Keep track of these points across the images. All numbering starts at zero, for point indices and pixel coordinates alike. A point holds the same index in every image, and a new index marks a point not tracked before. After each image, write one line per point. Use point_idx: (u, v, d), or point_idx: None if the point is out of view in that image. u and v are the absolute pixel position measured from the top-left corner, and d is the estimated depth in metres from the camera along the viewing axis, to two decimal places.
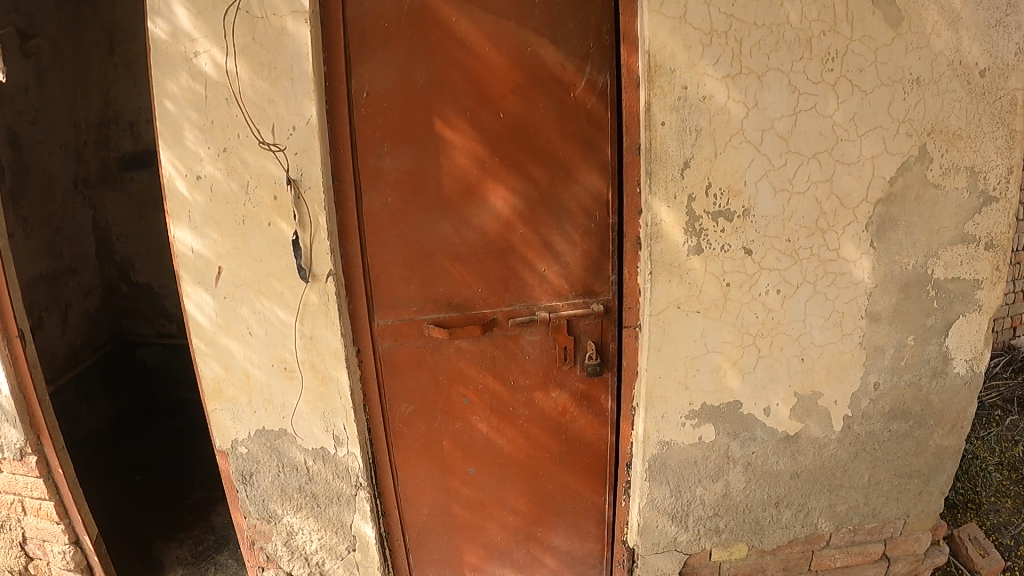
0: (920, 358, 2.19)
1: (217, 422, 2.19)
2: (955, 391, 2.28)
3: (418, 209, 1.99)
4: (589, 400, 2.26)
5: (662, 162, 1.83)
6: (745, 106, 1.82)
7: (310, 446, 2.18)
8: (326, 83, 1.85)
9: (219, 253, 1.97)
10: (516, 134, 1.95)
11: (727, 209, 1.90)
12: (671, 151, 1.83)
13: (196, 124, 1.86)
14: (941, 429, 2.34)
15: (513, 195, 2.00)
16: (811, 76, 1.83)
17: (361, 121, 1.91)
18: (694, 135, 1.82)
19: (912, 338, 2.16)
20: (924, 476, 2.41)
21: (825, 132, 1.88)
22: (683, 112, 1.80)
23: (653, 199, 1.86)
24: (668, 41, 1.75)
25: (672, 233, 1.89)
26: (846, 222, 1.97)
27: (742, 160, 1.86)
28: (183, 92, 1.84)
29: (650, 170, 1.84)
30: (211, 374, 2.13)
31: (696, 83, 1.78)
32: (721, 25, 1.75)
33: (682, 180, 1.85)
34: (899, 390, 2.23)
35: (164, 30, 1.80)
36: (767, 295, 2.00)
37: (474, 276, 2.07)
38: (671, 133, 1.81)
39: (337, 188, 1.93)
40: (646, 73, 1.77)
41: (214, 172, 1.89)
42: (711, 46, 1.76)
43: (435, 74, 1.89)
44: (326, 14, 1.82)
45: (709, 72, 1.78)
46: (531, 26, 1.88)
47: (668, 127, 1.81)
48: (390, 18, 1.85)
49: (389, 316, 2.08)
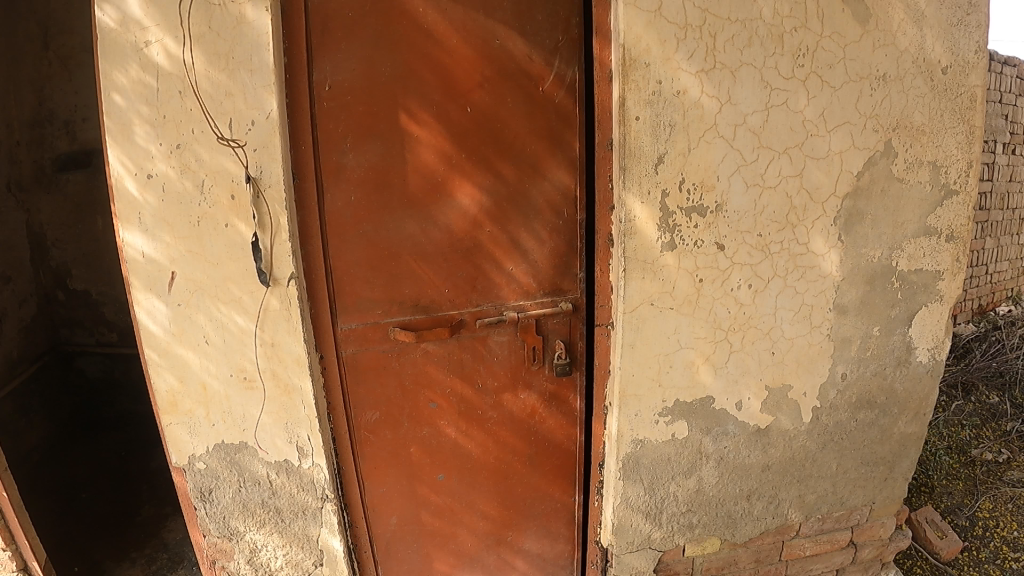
0: (885, 348, 2.23)
1: (172, 436, 2.09)
2: (918, 379, 2.33)
3: (383, 208, 1.92)
4: (558, 400, 2.27)
5: (636, 157, 1.77)
6: (719, 101, 1.79)
7: (273, 459, 2.11)
8: (287, 77, 1.78)
9: (172, 257, 1.88)
10: (484, 130, 1.90)
11: (701, 204, 1.85)
12: (645, 146, 1.76)
13: (147, 119, 1.77)
14: (905, 416, 2.39)
15: (480, 191, 1.95)
16: (782, 71, 1.81)
17: (323, 116, 1.83)
18: (668, 130, 1.77)
19: (878, 329, 2.19)
20: (888, 463, 2.45)
21: (796, 127, 1.86)
22: (657, 107, 1.74)
23: (627, 195, 1.79)
24: (644, 34, 1.68)
25: (646, 229, 1.83)
26: (815, 216, 1.96)
27: (715, 155, 1.82)
28: (133, 85, 1.74)
29: (624, 166, 1.77)
30: (166, 386, 2.02)
31: (671, 77, 1.73)
32: (696, 20, 1.71)
33: (656, 174, 1.79)
34: (866, 380, 2.26)
35: (112, 18, 1.71)
36: (739, 290, 1.98)
37: (441, 277, 2.01)
38: (646, 127, 1.75)
39: (298, 186, 1.85)
40: (620, 66, 1.70)
41: (167, 171, 1.80)
42: (686, 40, 1.71)
43: (401, 68, 1.83)
44: (287, 3, 1.74)
45: (684, 67, 1.73)
46: (500, 18, 1.83)
47: (642, 122, 1.75)
48: (355, 9, 1.78)
49: (353, 320, 2.01)
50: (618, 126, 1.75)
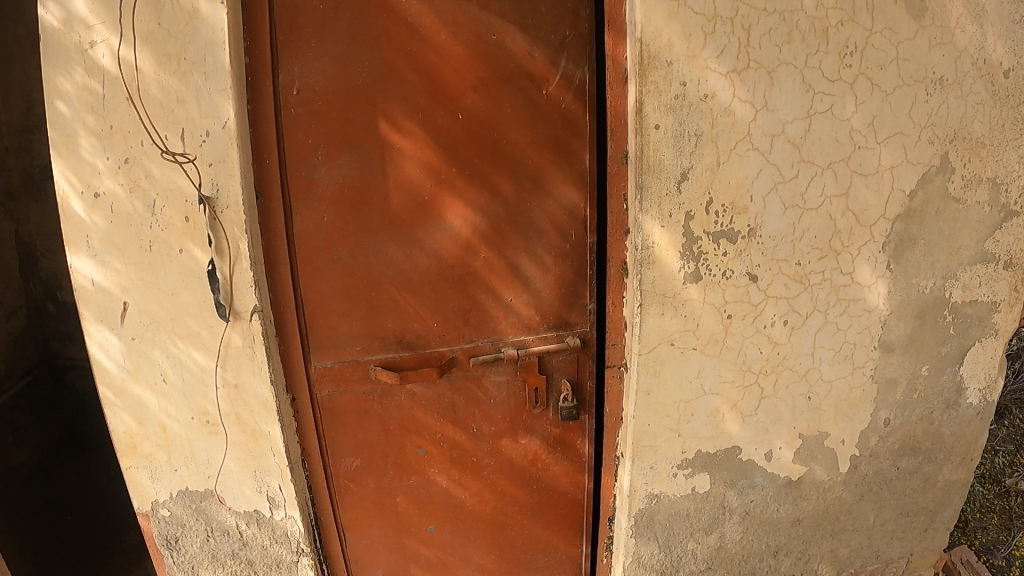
0: (933, 389, 1.96)
1: (133, 479, 1.87)
2: (967, 423, 2.06)
3: (361, 232, 1.63)
4: (564, 445, 1.99)
5: (655, 173, 1.50)
6: (753, 107, 1.52)
7: (241, 508, 1.87)
8: (247, 79, 1.51)
9: (123, 286, 1.66)
10: (478, 140, 1.60)
11: (731, 228, 1.58)
12: (666, 161, 1.50)
13: (92, 130, 1.56)
14: (951, 462, 2.11)
15: (474, 210, 1.65)
16: (827, 72, 1.54)
17: (291, 124, 1.56)
18: (693, 141, 1.50)
19: (927, 368, 1.92)
20: (930, 512, 2.17)
21: (842, 138, 1.60)
22: (681, 113, 1.48)
23: (644, 218, 1.52)
24: (665, 27, 1.43)
25: (667, 258, 1.56)
26: (861, 241, 1.70)
27: (748, 170, 1.55)
28: (77, 91, 1.55)
29: (641, 184, 1.50)
30: (123, 428, 1.81)
31: (697, 79, 1.47)
32: (726, 10, 1.45)
33: (679, 194, 1.53)
34: (910, 425, 1.99)
35: (56, 16, 1.52)
36: (773, 327, 1.71)
37: (429, 309, 1.71)
38: (667, 138, 1.49)
39: (263, 207, 1.58)
40: (636, 66, 1.44)
41: (115, 188, 1.59)
42: (715, 34, 1.45)
43: (381, 68, 1.54)
44: None
45: (712, 65, 1.47)
46: (496, 9, 1.55)
47: (663, 131, 1.49)
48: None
49: (329, 358, 1.74)
50: (634, 137, 1.49)
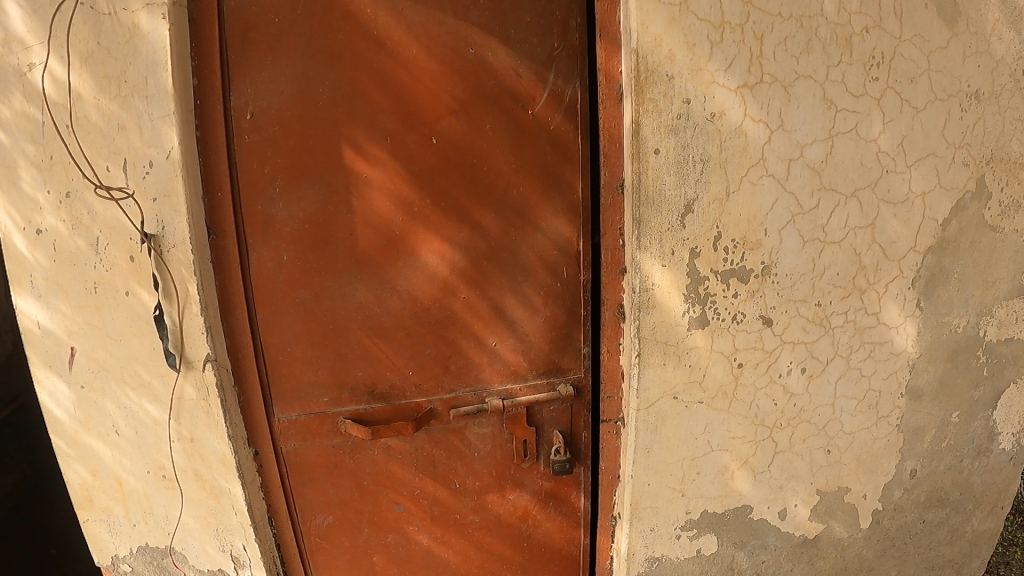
0: (964, 437, 1.78)
1: (91, 534, 1.74)
2: (998, 470, 1.88)
3: (324, 272, 1.43)
4: (557, 500, 1.77)
5: (655, 205, 1.27)
6: (768, 127, 1.29)
7: (205, 567, 1.68)
8: (195, 103, 1.33)
9: (70, 330, 1.52)
10: (455, 168, 1.41)
11: (743, 267, 1.35)
12: (667, 190, 1.27)
13: (33, 160, 1.43)
14: (980, 512, 1.92)
15: (452, 246, 1.45)
16: (851, 86, 1.37)
17: (245, 152, 1.37)
18: (698, 168, 1.27)
19: (957, 415, 1.74)
20: (956, 565, 1.97)
21: (868, 162, 1.42)
22: (683, 135, 1.25)
23: (642, 255, 1.29)
24: (665, 36, 1.21)
25: (669, 301, 1.32)
26: (888, 277, 1.52)
27: (762, 200, 1.32)
28: (16, 118, 1.41)
29: (637, 217, 1.27)
30: (78, 479, 1.68)
31: (702, 95, 1.24)
32: (736, 16, 1.23)
33: (683, 229, 1.29)
34: (938, 475, 1.80)
35: None
36: (790, 375, 1.54)
37: (403, 356, 1.51)
38: (668, 164, 1.26)
39: (215, 245, 1.39)
40: (632, 81, 1.21)
41: (58, 225, 1.44)
42: (723, 43, 1.23)
43: (344, 87, 1.36)
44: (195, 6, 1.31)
45: (720, 80, 1.24)
46: (474, 20, 1.37)
47: (663, 156, 1.26)
48: (283, 11, 1.34)
49: (293, 410, 1.54)
50: (631, 164, 1.26)
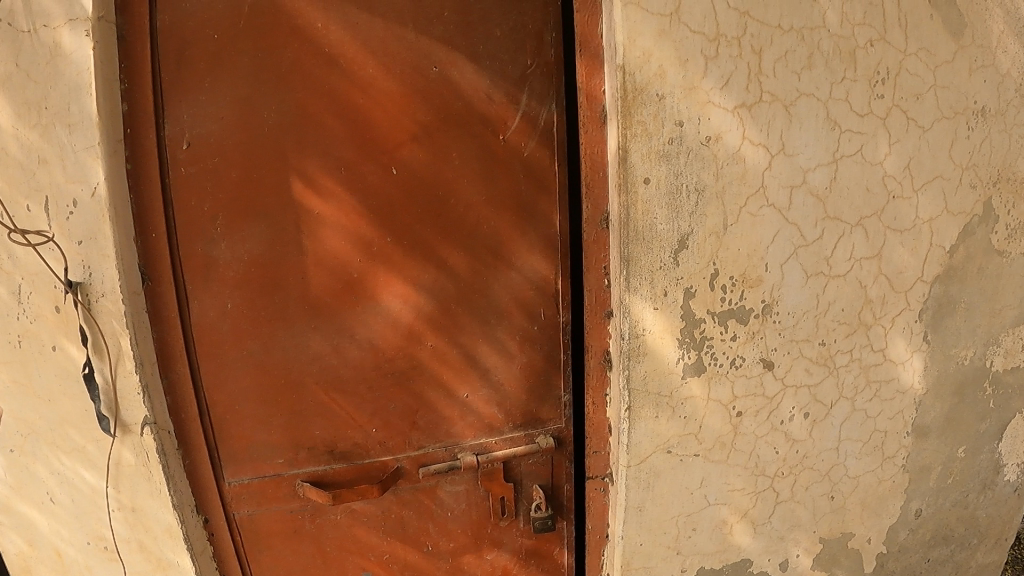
0: (969, 472, 1.65)
1: None
2: (1004, 502, 1.75)
3: (274, 321, 1.27)
4: (539, 557, 1.60)
5: (645, 242, 1.10)
6: (768, 151, 1.13)
7: None
8: (126, 131, 1.15)
9: None
10: (419, 201, 1.26)
11: (741, 306, 1.20)
12: (660, 226, 1.09)
13: None
14: (985, 545, 1.79)
15: (417, 289, 1.30)
16: (857, 105, 1.24)
17: (182, 186, 1.20)
18: (693, 199, 1.10)
19: (963, 450, 1.61)
20: None
21: (874, 187, 1.29)
22: (677, 162, 1.08)
23: (633, 298, 1.12)
24: (655, 50, 1.04)
25: (663, 347, 1.17)
26: (896, 310, 1.39)
27: (762, 232, 1.17)
28: None
29: (627, 255, 1.10)
30: (15, 548, 1.52)
31: (697, 117, 1.08)
32: (732, 28, 1.07)
33: (678, 267, 1.12)
34: (943, 513, 1.66)
35: None
36: (792, 421, 1.41)
37: (365, 411, 1.35)
38: (659, 196, 1.09)
39: (151, 292, 1.21)
40: (619, 102, 1.04)
41: None
42: (719, 59, 1.07)
43: (291, 111, 1.20)
44: (127, 22, 1.13)
45: (716, 100, 1.08)
46: (439, 34, 1.22)
47: (655, 186, 1.08)
48: (222, 25, 1.17)
49: (244, 473, 1.36)
50: (618, 196, 1.08)
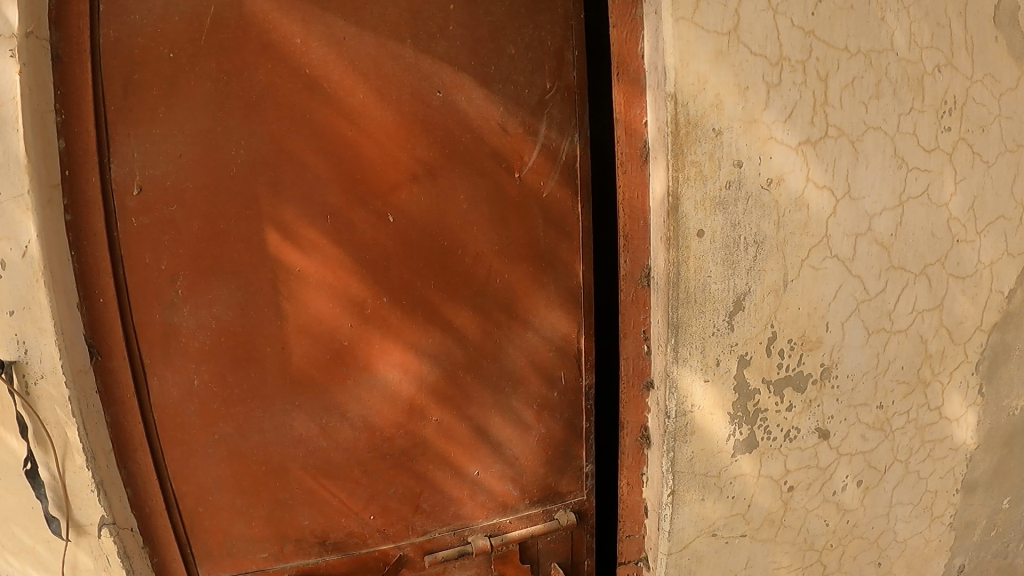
0: (1012, 523, 1.49)
1: None
2: None
3: (249, 399, 1.08)
4: None
5: (697, 305, 0.93)
6: (833, 195, 0.98)
7: None
8: (64, 174, 0.97)
9: None
10: (419, 254, 1.08)
11: (800, 373, 1.04)
12: (714, 285, 0.92)
13: None
14: None
15: (417, 354, 1.12)
16: (922, 139, 1.08)
17: (133, 240, 1.01)
18: (751, 253, 0.94)
19: (1008, 501, 1.44)
20: None
21: (939, 232, 1.13)
22: (733, 211, 0.91)
23: (682, 370, 0.95)
24: (711, 76, 0.87)
25: (711, 424, 1.00)
26: (954, 364, 1.23)
27: (825, 288, 1.01)
28: None
29: (676, 321, 0.92)
30: None
31: (758, 157, 0.91)
32: (797, 50, 0.93)
33: (732, 332, 0.96)
34: (984, 566, 1.50)
35: None
36: (844, 492, 1.22)
37: (359, 496, 1.16)
38: (714, 250, 0.92)
39: (102, 368, 1.03)
40: (670, 139, 0.87)
41: None
42: (782, 86, 0.92)
43: (263, 146, 1.01)
44: (62, 41, 0.96)
45: (778, 134, 0.92)
46: (442, 52, 1.06)
47: (709, 240, 0.91)
48: (179, 44, 0.99)
49: (221, 570, 1.17)
50: (665, 251, 0.92)
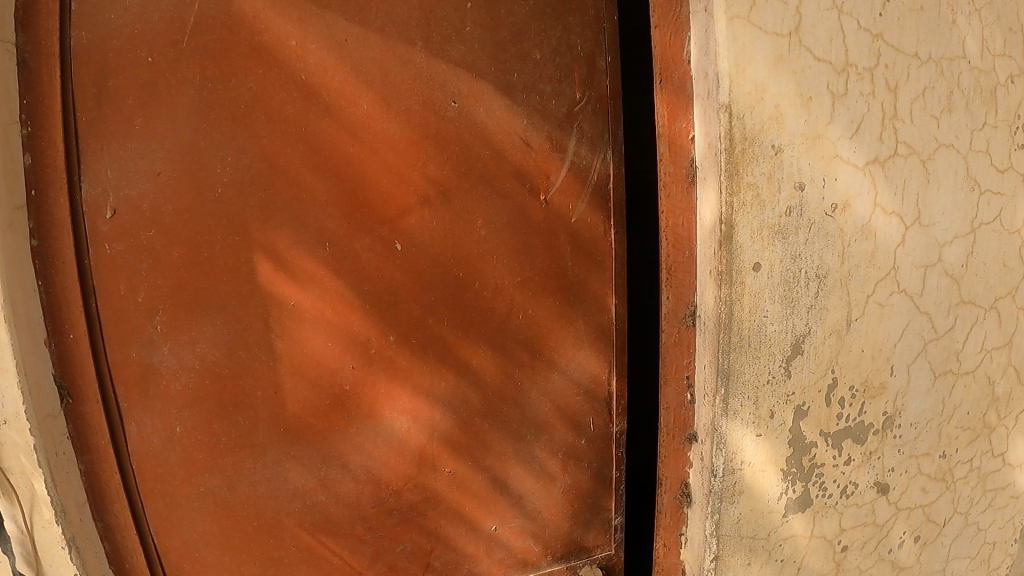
0: None
1: None
2: None
3: (238, 447, 0.96)
4: None
5: (750, 350, 0.80)
6: (901, 222, 0.86)
7: None
8: (30, 194, 0.86)
9: None
10: (431, 286, 0.97)
11: (861, 424, 0.91)
12: (771, 327, 0.80)
13: None
14: None
15: (426, 398, 1.01)
16: (996, 158, 0.95)
17: (106, 269, 0.90)
18: (811, 289, 0.82)
19: None
20: None
21: (1011, 262, 1.00)
22: (793, 242, 0.80)
23: (733, 425, 0.83)
24: (770, 85, 0.75)
25: (762, 483, 0.87)
26: (1020, 407, 1.10)
27: (891, 327, 0.89)
28: None
29: (727, 368, 0.80)
30: None
31: (822, 178, 0.79)
32: (864, 56, 0.81)
33: (788, 379, 0.83)
34: None
35: None
36: (901, 549, 1.06)
37: (363, 554, 1.04)
38: (772, 287, 0.80)
39: (72, 413, 0.92)
40: (724, 157, 0.75)
41: None
42: (848, 97, 0.80)
43: (253, 164, 0.90)
44: (30, 43, 0.85)
45: (844, 152, 0.80)
46: (458, 59, 0.95)
47: (766, 274, 0.79)
48: (161, 47, 0.87)
49: None
50: (715, 287, 0.79)
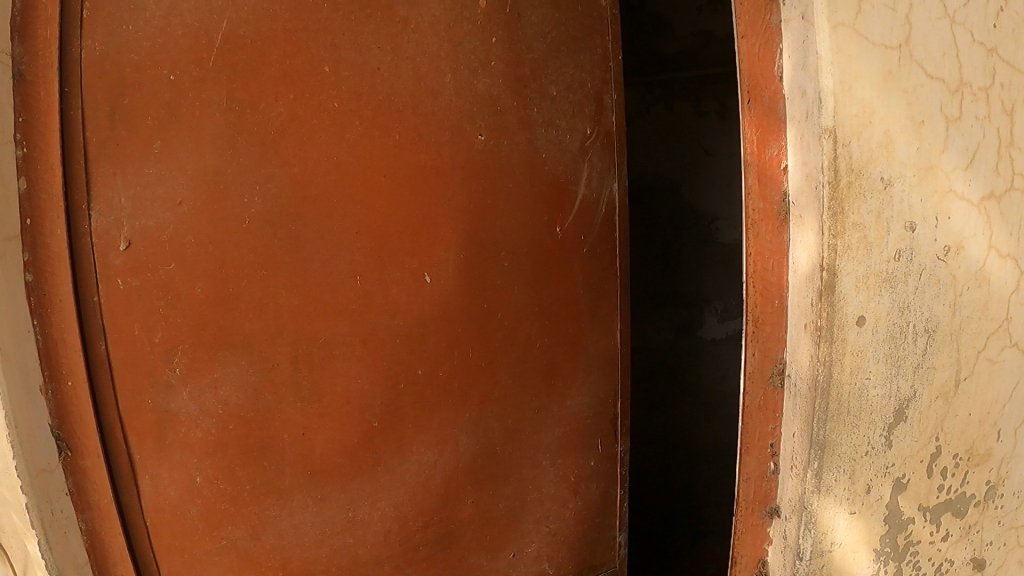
0: None
1: None
2: None
3: (263, 494, 0.85)
4: None
5: (850, 417, 0.69)
6: (1017, 265, 0.74)
7: None
8: (27, 222, 0.73)
9: None
10: (459, 318, 0.91)
11: (964, 497, 0.79)
12: (872, 390, 0.69)
13: None
14: None
15: (453, 435, 0.94)
16: None
17: (118, 305, 0.77)
18: (916, 345, 0.70)
19: None
20: None
21: None
22: (900, 292, 0.68)
23: (825, 501, 0.71)
24: (879, 106, 0.65)
25: (852, 565, 0.75)
26: None
27: (1002, 386, 0.76)
28: None
29: (824, 439, 0.69)
30: None
31: (934, 217, 0.68)
32: (981, 75, 0.70)
33: (888, 449, 0.72)
34: None
35: None
36: None
37: None
38: (876, 344, 0.69)
39: (75, 477, 0.77)
40: (826, 192, 0.64)
41: None
42: (962, 121, 0.69)
43: (282, 194, 0.80)
44: (26, 53, 0.72)
45: (958, 186, 0.69)
46: (486, 89, 0.91)
47: (870, 329, 0.68)
48: (188, 61, 0.77)
49: None
50: (811, 343, 0.68)
